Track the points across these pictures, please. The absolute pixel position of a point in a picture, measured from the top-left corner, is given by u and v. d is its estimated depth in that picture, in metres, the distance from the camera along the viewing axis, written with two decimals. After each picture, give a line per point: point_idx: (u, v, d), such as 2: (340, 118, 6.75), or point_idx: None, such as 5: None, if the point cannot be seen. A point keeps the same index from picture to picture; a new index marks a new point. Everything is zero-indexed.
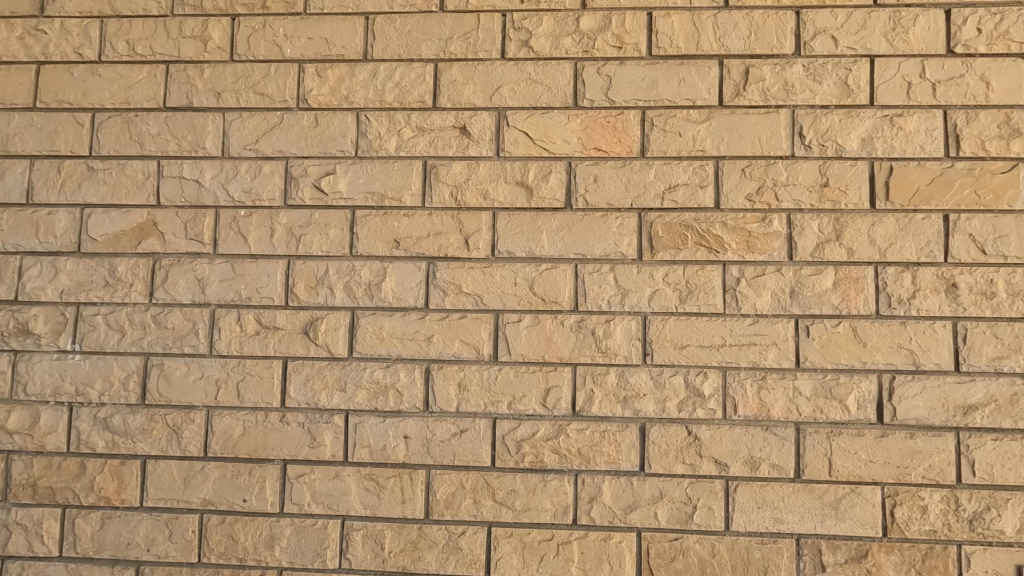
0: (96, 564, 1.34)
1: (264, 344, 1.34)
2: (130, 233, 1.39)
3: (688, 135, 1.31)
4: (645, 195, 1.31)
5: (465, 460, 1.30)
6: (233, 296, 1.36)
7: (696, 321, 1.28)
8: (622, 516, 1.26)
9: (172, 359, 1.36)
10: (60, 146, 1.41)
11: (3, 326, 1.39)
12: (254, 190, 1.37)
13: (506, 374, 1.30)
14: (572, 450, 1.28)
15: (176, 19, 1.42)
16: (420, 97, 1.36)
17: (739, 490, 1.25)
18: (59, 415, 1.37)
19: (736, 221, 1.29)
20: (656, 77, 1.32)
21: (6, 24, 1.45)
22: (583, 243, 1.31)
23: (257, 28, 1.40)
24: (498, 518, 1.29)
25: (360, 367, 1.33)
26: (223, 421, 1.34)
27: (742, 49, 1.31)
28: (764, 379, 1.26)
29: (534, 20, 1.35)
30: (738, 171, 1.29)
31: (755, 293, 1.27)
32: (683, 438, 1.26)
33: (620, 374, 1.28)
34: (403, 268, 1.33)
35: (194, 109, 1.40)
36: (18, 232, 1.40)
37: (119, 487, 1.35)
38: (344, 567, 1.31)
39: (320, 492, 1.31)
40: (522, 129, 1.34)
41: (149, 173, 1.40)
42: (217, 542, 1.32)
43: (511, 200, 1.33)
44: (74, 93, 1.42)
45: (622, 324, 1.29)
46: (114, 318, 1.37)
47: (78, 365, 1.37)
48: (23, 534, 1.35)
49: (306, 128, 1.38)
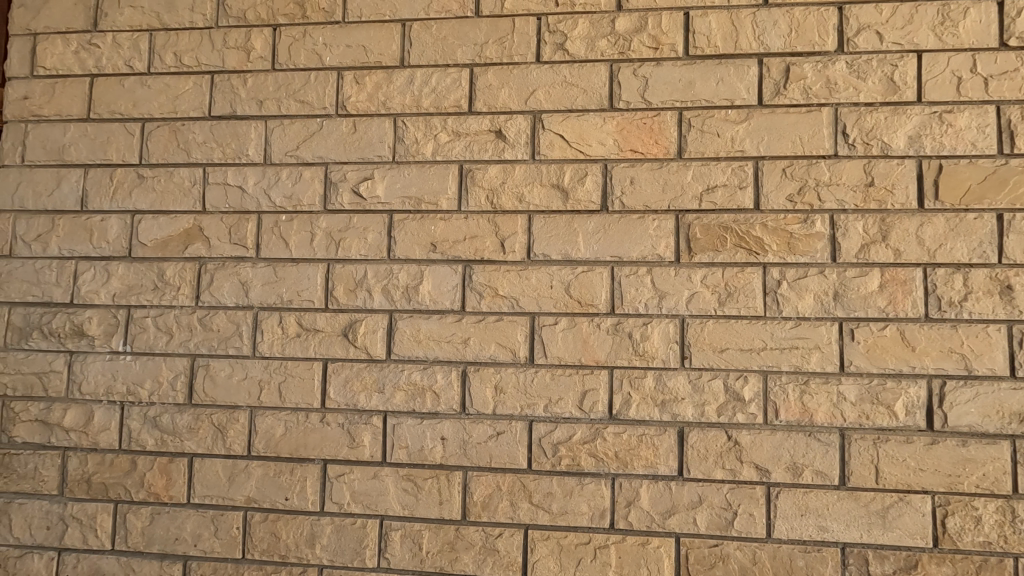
0: (146, 558, 1.39)
1: (305, 345, 1.37)
2: (177, 238, 1.43)
3: (726, 135, 1.29)
4: (682, 196, 1.29)
5: (502, 462, 1.30)
6: (275, 298, 1.39)
7: (736, 324, 1.26)
8: (660, 521, 1.25)
9: (217, 360, 1.40)
10: (112, 155, 1.47)
11: (60, 328, 1.45)
12: (295, 196, 1.40)
13: (543, 377, 1.30)
14: (609, 453, 1.27)
15: (220, 30, 1.47)
16: (456, 102, 1.37)
17: (781, 496, 1.22)
18: (112, 413, 1.42)
19: (777, 222, 1.26)
20: (693, 77, 1.31)
21: (62, 39, 1.52)
22: (620, 245, 1.30)
23: (297, 38, 1.44)
24: (534, 520, 1.29)
25: (398, 368, 1.34)
26: (266, 421, 1.37)
27: (782, 47, 1.29)
28: (807, 383, 1.23)
29: (569, 23, 1.35)
30: (779, 172, 1.27)
31: (797, 295, 1.25)
32: (723, 443, 1.25)
33: (658, 377, 1.27)
34: (439, 271, 1.35)
35: (238, 118, 1.44)
36: (73, 238, 1.46)
37: (168, 484, 1.39)
38: (383, 567, 1.32)
39: (360, 492, 1.34)
40: (557, 132, 1.34)
41: (195, 180, 1.44)
42: (260, 539, 1.36)
43: (546, 203, 1.33)
44: (125, 104, 1.48)
45: (659, 326, 1.28)
46: (162, 320, 1.42)
47: (129, 365, 1.43)
48: (78, 527, 1.41)
49: (344, 134, 1.40)
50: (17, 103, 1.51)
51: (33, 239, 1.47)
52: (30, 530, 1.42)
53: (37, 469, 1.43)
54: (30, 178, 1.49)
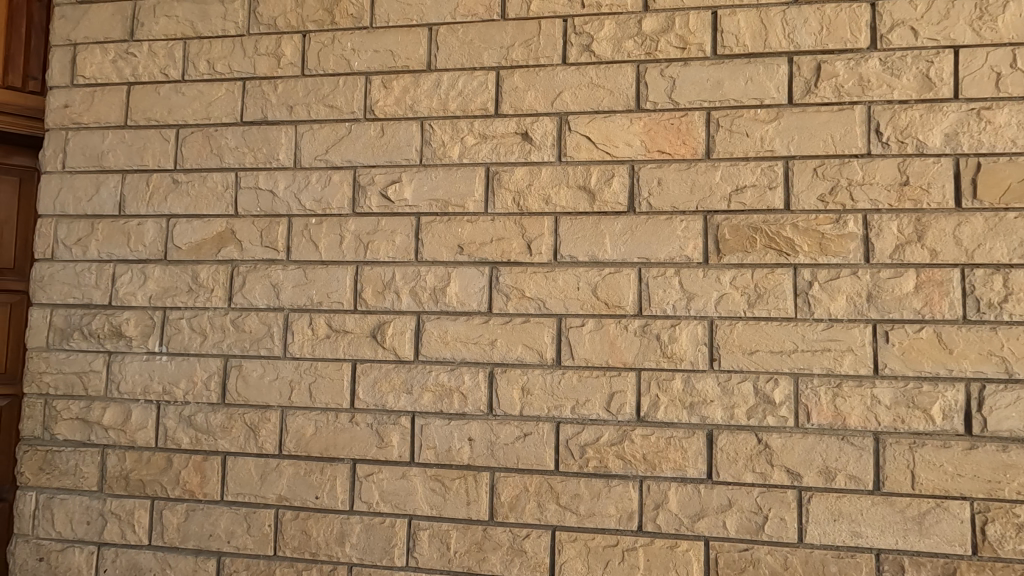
0: (181, 553, 1.42)
1: (335, 346, 1.40)
2: (211, 242, 1.47)
3: (755, 135, 1.28)
4: (711, 197, 1.28)
5: (529, 463, 1.31)
6: (305, 300, 1.41)
7: (766, 325, 1.24)
8: (689, 524, 1.24)
9: (249, 360, 1.43)
10: (148, 161, 1.51)
11: (99, 329, 1.50)
12: (324, 199, 1.43)
13: (570, 378, 1.30)
14: (637, 456, 1.27)
15: (251, 37, 1.50)
16: (483, 105, 1.38)
17: (813, 501, 1.21)
18: (149, 412, 1.46)
19: (808, 222, 1.24)
20: (721, 77, 1.30)
21: (101, 49, 1.56)
22: (647, 247, 1.30)
23: (326, 44, 1.46)
24: (562, 522, 1.29)
25: (426, 369, 1.36)
26: (297, 421, 1.40)
27: (813, 45, 1.27)
28: (840, 386, 1.21)
29: (596, 24, 1.35)
30: (810, 171, 1.25)
31: (829, 297, 1.23)
32: (753, 446, 1.23)
33: (686, 379, 1.26)
34: (466, 273, 1.36)
35: (269, 123, 1.47)
36: (111, 242, 1.51)
37: (202, 481, 1.43)
38: (411, 566, 1.34)
39: (388, 491, 1.35)
40: (584, 134, 1.34)
41: (227, 185, 1.47)
42: (291, 536, 1.38)
43: (573, 205, 1.33)
44: (160, 111, 1.52)
45: (688, 328, 1.27)
46: (197, 321, 1.46)
47: (165, 365, 1.46)
48: (117, 522, 1.45)
49: (372, 138, 1.42)
50: (58, 112, 1.56)
51: (73, 243, 1.52)
52: (71, 525, 1.47)
53: (78, 465, 1.48)
54: (70, 184, 1.54)
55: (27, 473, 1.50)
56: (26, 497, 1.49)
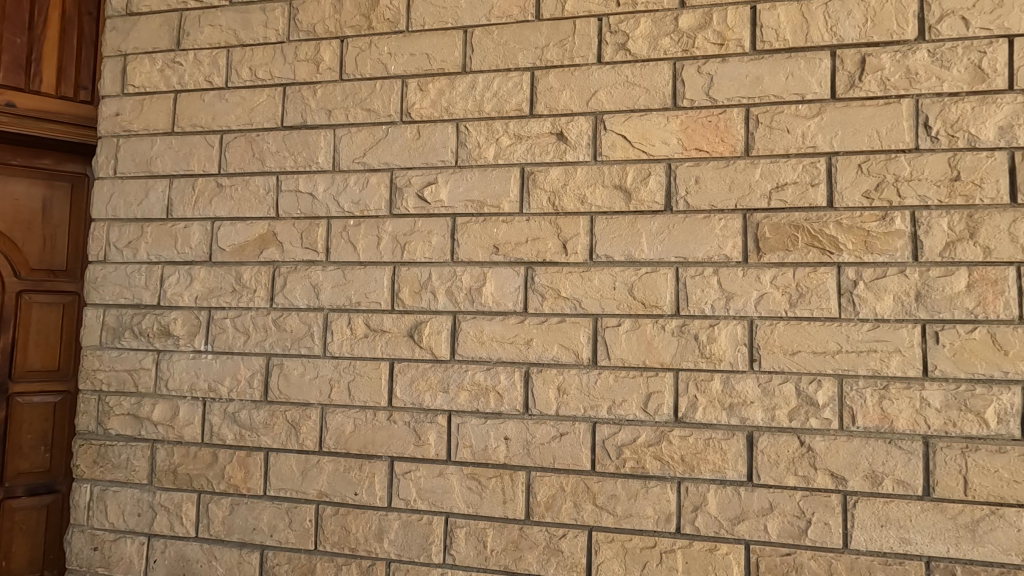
0: (226, 546, 1.47)
1: (373, 346, 1.42)
2: (253, 244, 1.51)
3: (797, 131, 1.25)
4: (750, 195, 1.26)
5: (565, 463, 1.31)
6: (344, 300, 1.44)
7: (808, 325, 1.22)
8: (729, 527, 1.22)
9: (291, 359, 1.47)
10: (194, 166, 1.56)
11: (148, 328, 1.55)
12: (362, 201, 1.45)
13: (607, 379, 1.30)
14: (675, 457, 1.25)
15: (291, 44, 1.54)
16: (518, 105, 1.39)
17: (858, 505, 1.18)
18: (195, 408, 1.51)
19: (852, 220, 1.21)
20: (760, 72, 1.27)
21: (150, 59, 1.62)
22: (684, 246, 1.28)
23: (364, 48, 1.49)
24: (599, 522, 1.28)
25: (462, 368, 1.37)
26: (336, 419, 1.43)
27: (857, 38, 1.24)
28: (887, 389, 1.18)
29: (632, 22, 1.34)
30: (854, 168, 1.22)
31: (875, 296, 1.19)
32: (795, 449, 1.21)
33: (725, 380, 1.25)
34: (502, 273, 1.36)
35: (309, 127, 1.51)
36: (160, 245, 1.57)
37: (246, 476, 1.47)
38: (448, 563, 1.35)
39: (426, 489, 1.37)
40: (619, 133, 1.33)
41: (269, 188, 1.51)
42: (331, 531, 1.41)
43: (609, 204, 1.32)
44: (205, 117, 1.57)
45: (727, 328, 1.25)
46: (240, 321, 1.50)
47: (210, 364, 1.51)
48: (166, 515, 1.50)
49: (409, 141, 1.44)
50: (110, 120, 1.63)
51: (124, 245, 1.59)
52: (123, 516, 1.53)
53: (129, 459, 1.54)
54: (121, 189, 1.61)
55: (81, 465, 1.57)
56: (81, 489, 1.56)
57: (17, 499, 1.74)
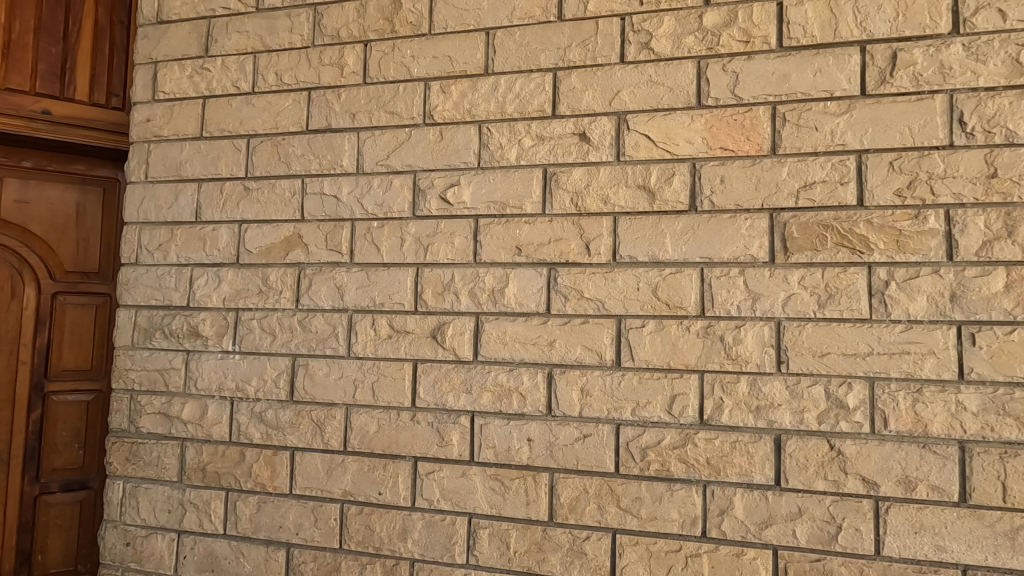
0: (253, 543, 1.49)
1: (397, 346, 1.43)
2: (279, 246, 1.53)
3: (825, 129, 1.23)
4: (777, 194, 1.24)
5: (589, 465, 1.30)
6: (368, 301, 1.46)
7: (838, 327, 1.19)
8: (756, 532, 1.21)
9: (316, 359, 1.49)
10: (222, 170, 1.59)
11: (178, 329, 1.59)
12: (386, 203, 1.47)
13: (630, 380, 1.29)
14: (700, 460, 1.24)
15: (316, 48, 1.56)
16: (540, 106, 1.39)
17: (891, 511, 1.15)
18: (223, 407, 1.54)
19: (884, 219, 1.19)
20: (788, 69, 1.25)
21: (179, 65, 1.66)
22: (709, 246, 1.27)
23: (387, 52, 1.50)
24: (623, 525, 1.28)
25: (485, 369, 1.37)
26: (361, 418, 1.44)
27: (888, 33, 1.21)
28: (920, 392, 1.15)
29: (655, 21, 1.33)
30: (885, 166, 1.19)
31: (908, 296, 1.16)
32: (825, 453, 1.18)
33: (752, 382, 1.23)
34: (525, 274, 1.36)
35: (333, 130, 1.52)
36: (189, 247, 1.60)
37: (273, 475, 1.49)
38: (472, 564, 1.35)
39: (449, 490, 1.37)
40: (643, 132, 1.32)
41: (294, 191, 1.54)
42: (356, 530, 1.42)
43: (632, 204, 1.32)
44: (232, 122, 1.60)
45: (754, 330, 1.23)
46: (267, 321, 1.53)
47: (238, 363, 1.54)
48: (195, 511, 1.54)
49: (432, 143, 1.45)
50: (142, 126, 1.68)
51: (155, 248, 1.63)
52: (154, 513, 1.57)
53: (160, 457, 1.57)
54: (153, 193, 1.65)
55: (115, 462, 1.61)
56: (115, 485, 1.61)
57: (52, 495, 1.79)
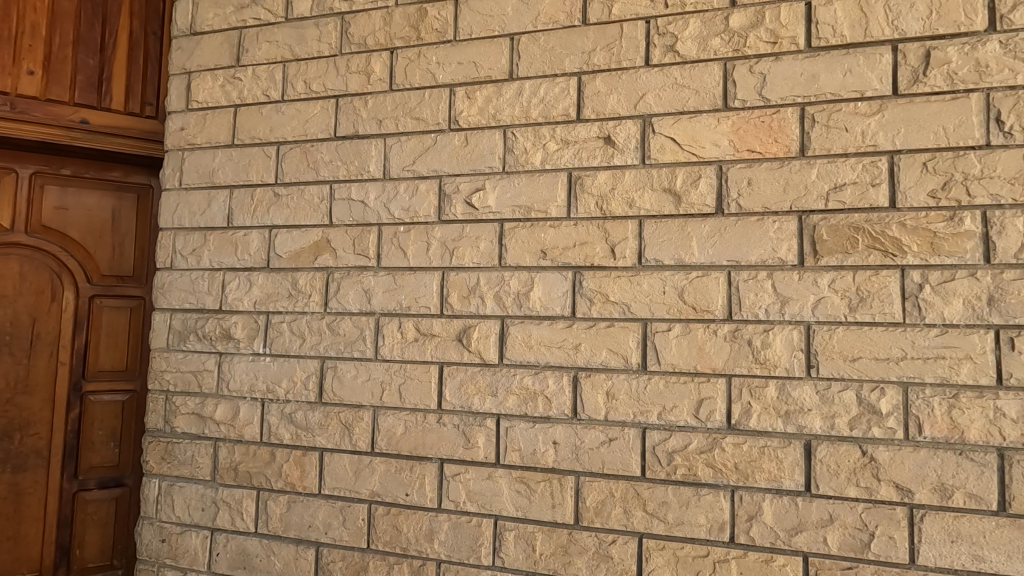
0: (284, 541, 1.52)
1: (423, 350, 1.45)
2: (308, 250, 1.56)
3: (856, 129, 1.21)
4: (806, 196, 1.23)
5: (614, 469, 1.30)
6: (395, 305, 1.48)
7: (870, 331, 1.17)
8: (786, 539, 1.19)
9: (344, 362, 1.51)
10: (253, 176, 1.63)
11: (211, 332, 1.63)
12: (412, 208, 1.49)
13: (657, 384, 1.28)
14: (728, 464, 1.23)
15: (343, 56, 1.59)
16: (565, 110, 1.39)
17: (926, 520, 1.12)
18: (254, 408, 1.58)
19: (917, 221, 1.16)
20: (817, 69, 1.24)
21: (212, 75, 1.71)
22: (737, 249, 1.26)
23: (413, 59, 1.52)
24: (649, 529, 1.27)
25: (510, 373, 1.38)
26: (388, 420, 1.46)
27: (921, 31, 1.19)
28: (957, 397, 1.12)
29: (680, 24, 1.33)
30: (918, 166, 1.17)
31: (943, 300, 1.14)
32: (857, 459, 1.17)
33: (781, 387, 1.21)
34: (550, 277, 1.37)
35: (360, 137, 1.55)
36: (221, 252, 1.64)
37: (302, 475, 1.52)
38: (498, 566, 1.36)
39: (475, 491, 1.39)
40: (669, 135, 1.32)
41: (323, 197, 1.57)
42: (383, 530, 1.45)
43: (658, 207, 1.31)
44: (263, 130, 1.64)
45: (782, 333, 1.22)
46: (296, 325, 1.56)
47: (269, 366, 1.57)
48: (228, 510, 1.57)
49: (457, 148, 1.47)
50: (177, 135, 1.73)
51: (189, 253, 1.67)
52: (188, 510, 1.61)
53: (193, 456, 1.62)
54: (187, 200, 1.69)
55: (151, 461, 1.66)
56: (151, 483, 1.66)
57: (90, 491, 1.85)
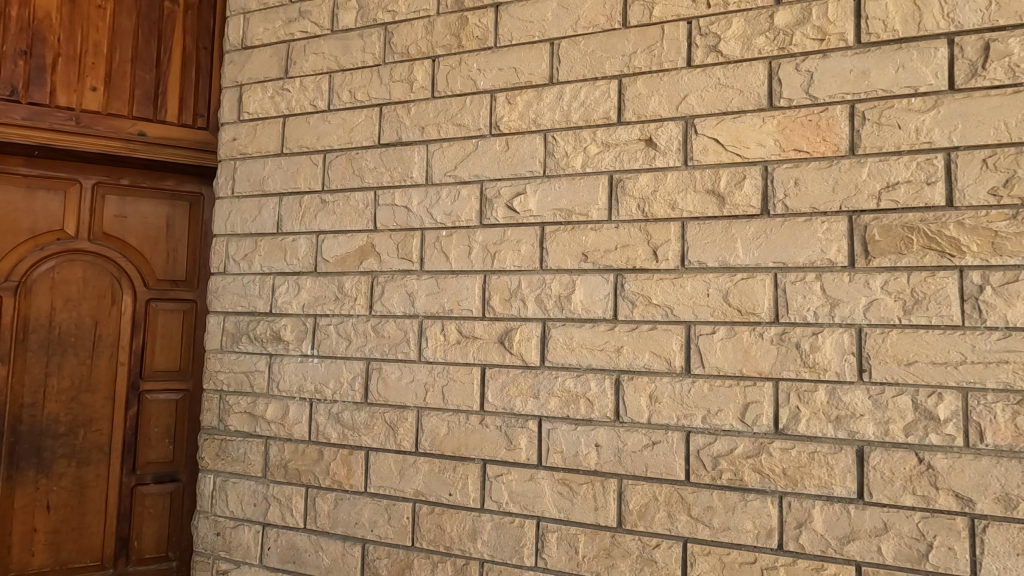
0: (331, 538, 1.57)
1: (465, 352, 1.47)
2: (354, 254, 1.61)
3: (909, 127, 1.17)
4: (857, 196, 1.20)
5: (658, 472, 1.29)
6: (438, 308, 1.51)
7: (926, 334, 1.14)
8: (838, 547, 1.16)
9: (388, 363, 1.55)
10: (301, 184, 1.69)
11: (262, 333, 1.70)
12: (454, 212, 1.51)
13: (701, 388, 1.27)
14: (776, 470, 1.21)
15: (387, 66, 1.63)
16: (606, 114, 1.39)
17: (989, 531, 1.08)
18: (303, 408, 1.63)
19: (977, 220, 1.12)
20: (867, 66, 1.21)
21: (262, 87, 1.78)
22: (784, 251, 1.24)
23: (454, 66, 1.55)
24: (694, 534, 1.26)
25: (552, 375, 1.39)
26: (432, 421, 1.49)
27: (979, 23, 1.14)
28: (1021, 404, 1.08)
29: (723, 24, 1.32)
30: (977, 163, 1.13)
31: (1005, 302, 1.10)
32: (913, 466, 1.13)
33: (831, 391, 1.19)
34: (591, 280, 1.37)
35: (404, 144, 1.59)
36: (272, 257, 1.71)
37: (349, 473, 1.56)
38: (540, 567, 1.37)
39: (518, 492, 1.40)
40: (712, 136, 1.31)
41: (368, 203, 1.61)
42: (428, 529, 1.47)
43: (701, 209, 1.30)
44: (310, 139, 1.69)
45: (832, 337, 1.19)
46: (343, 327, 1.61)
47: (317, 367, 1.63)
48: (278, 505, 1.63)
49: (499, 153, 1.49)
50: (229, 145, 1.80)
51: (241, 258, 1.74)
52: (242, 505, 1.68)
53: (246, 453, 1.68)
54: (239, 207, 1.77)
55: (206, 457, 1.73)
56: (206, 479, 1.73)
57: (147, 485, 1.95)
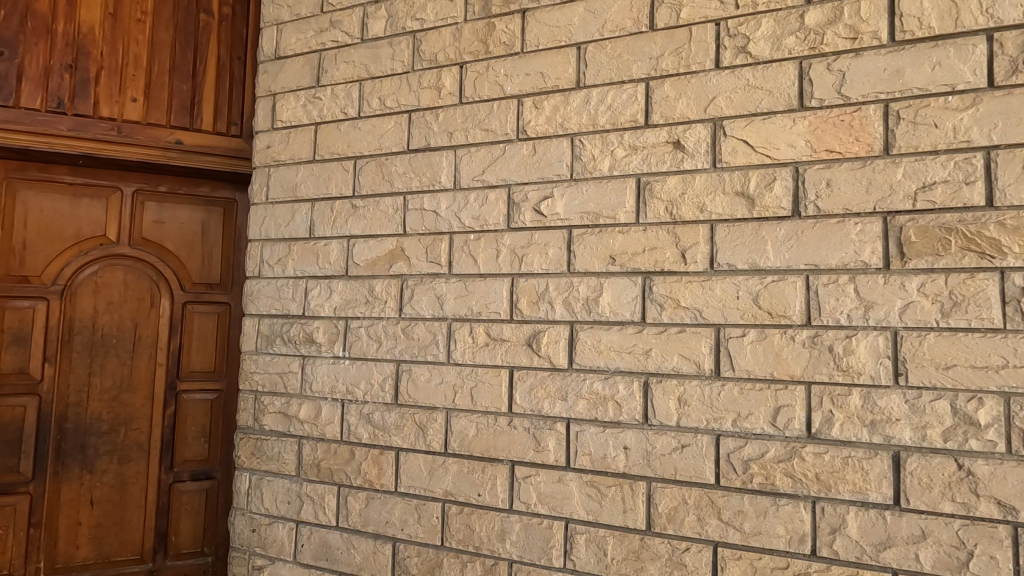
0: (363, 536, 1.60)
1: (493, 353, 1.49)
2: (384, 258, 1.64)
3: (946, 125, 1.15)
4: (891, 196, 1.18)
5: (687, 475, 1.29)
6: (466, 310, 1.53)
7: (965, 337, 1.11)
8: (873, 553, 1.14)
9: (418, 365, 1.58)
10: (333, 189, 1.73)
11: (295, 335, 1.74)
12: (481, 216, 1.53)
13: (731, 391, 1.26)
14: (809, 474, 1.19)
15: (415, 73, 1.66)
16: (633, 116, 1.40)
17: None
18: (335, 409, 1.67)
19: (1018, 220, 1.09)
20: (901, 65, 1.19)
21: (295, 95, 1.83)
22: (816, 253, 1.22)
23: (482, 72, 1.57)
24: (724, 538, 1.25)
25: (580, 378, 1.40)
26: (461, 422, 1.51)
27: (1020, 18, 1.12)
28: None
29: (752, 25, 1.31)
30: (1019, 162, 1.10)
31: None
32: (952, 472, 1.10)
33: (866, 396, 1.17)
34: (619, 283, 1.38)
35: (432, 149, 1.61)
36: (304, 261, 1.75)
37: (379, 473, 1.59)
38: (569, 568, 1.38)
39: (546, 493, 1.41)
40: (741, 138, 1.30)
41: (397, 207, 1.64)
42: (457, 529, 1.49)
43: (730, 211, 1.29)
44: (341, 145, 1.73)
45: (866, 340, 1.17)
46: (373, 329, 1.64)
47: (348, 368, 1.66)
48: (311, 504, 1.67)
49: (526, 157, 1.50)
50: (264, 153, 1.86)
51: (275, 262, 1.79)
52: (276, 503, 1.72)
53: (280, 452, 1.73)
54: (273, 212, 1.82)
55: (242, 456, 1.79)
56: (242, 477, 1.78)
57: (184, 483, 2.01)
